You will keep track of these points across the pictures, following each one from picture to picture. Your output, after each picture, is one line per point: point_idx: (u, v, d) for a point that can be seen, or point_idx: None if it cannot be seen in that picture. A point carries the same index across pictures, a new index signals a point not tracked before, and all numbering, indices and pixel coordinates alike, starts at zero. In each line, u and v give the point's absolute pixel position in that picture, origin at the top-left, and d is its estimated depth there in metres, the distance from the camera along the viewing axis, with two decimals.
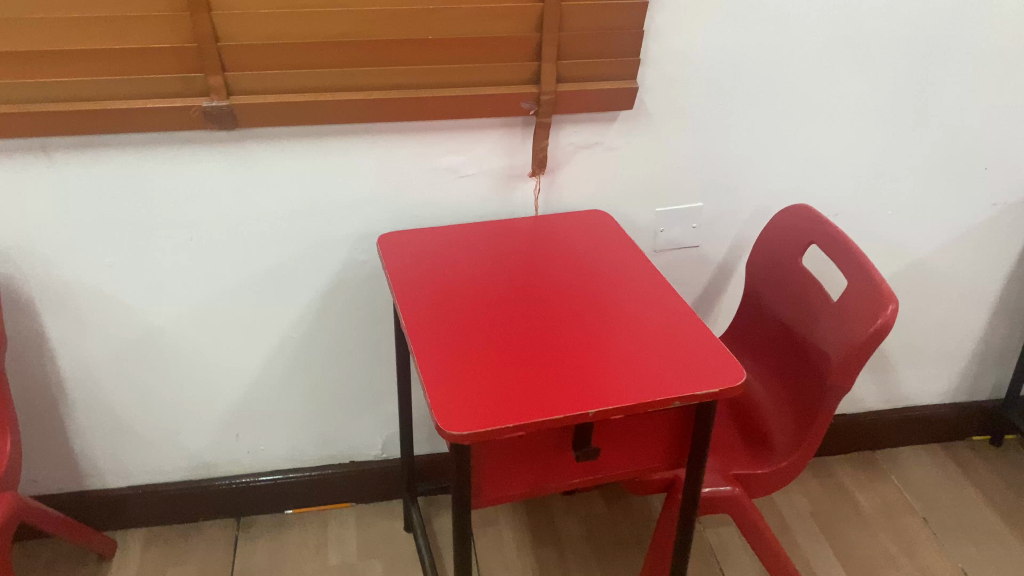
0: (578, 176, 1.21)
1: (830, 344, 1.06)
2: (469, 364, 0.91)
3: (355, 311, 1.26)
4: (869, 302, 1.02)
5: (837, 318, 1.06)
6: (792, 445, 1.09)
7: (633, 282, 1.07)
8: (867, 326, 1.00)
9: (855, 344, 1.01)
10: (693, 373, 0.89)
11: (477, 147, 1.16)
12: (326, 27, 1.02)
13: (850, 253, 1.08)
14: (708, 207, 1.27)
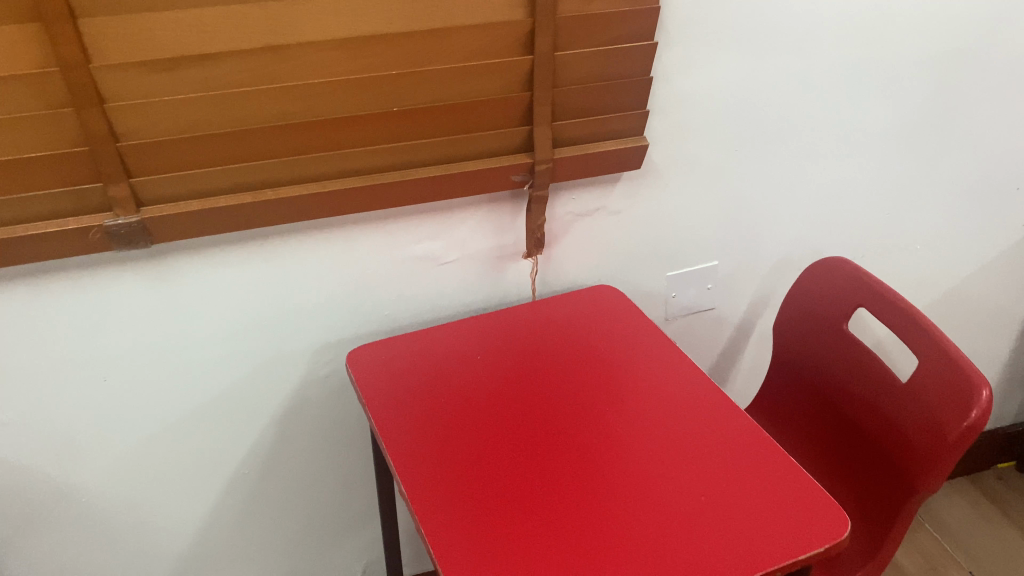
0: (579, 249, 1.01)
1: (904, 432, 0.90)
2: (494, 531, 0.71)
3: (320, 432, 1.04)
4: (951, 384, 0.86)
5: (911, 404, 0.89)
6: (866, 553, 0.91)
7: (672, 389, 0.88)
8: (958, 416, 0.83)
9: (941, 437, 0.84)
10: (783, 528, 0.71)
11: (458, 230, 0.95)
12: (259, 109, 0.79)
13: (915, 323, 0.92)
14: (726, 264, 1.09)
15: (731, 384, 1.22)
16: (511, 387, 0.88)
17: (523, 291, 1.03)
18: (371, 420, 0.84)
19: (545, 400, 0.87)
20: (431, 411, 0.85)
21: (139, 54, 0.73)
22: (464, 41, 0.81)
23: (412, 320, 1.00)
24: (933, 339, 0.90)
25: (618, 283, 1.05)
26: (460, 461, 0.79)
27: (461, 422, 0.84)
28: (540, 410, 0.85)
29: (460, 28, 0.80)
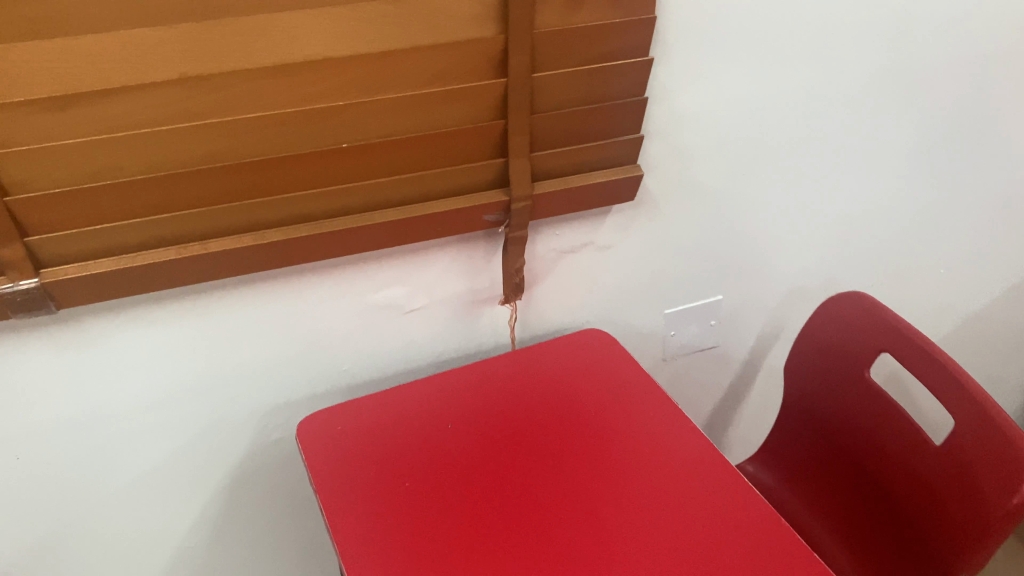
0: (565, 290, 0.88)
1: (943, 504, 0.78)
2: None
3: (276, 494, 0.93)
4: (996, 448, 0.74)
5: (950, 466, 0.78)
6: None
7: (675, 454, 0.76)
8: (1006, 487, 0.72)
9: (986, 511, 0.73)
10: None
11: (425, 275, 0.82)
12: (178, 150, 0.66)
13: (950, 374, 0.81)
14: (731, 298, 0.97)
15: (738, 424, 1.10)
16: (487, 457, 0.76)
17: (501, 337, 0.91)
18: (321, 503, 0.72)
19: (527, 474, 0.74)
20: (392, 490, 0.73)
21: (23, 91, 0.59)
22: (423, 65, 0.67)
23: (376, 373, 0.88)
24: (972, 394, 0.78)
25: (610, 323, 0.93)
26: (424, 560, 0.67)
27: (426, 505, 0.71)
28: (521, 486, 0.73)
29: (416, 49, 0.66)
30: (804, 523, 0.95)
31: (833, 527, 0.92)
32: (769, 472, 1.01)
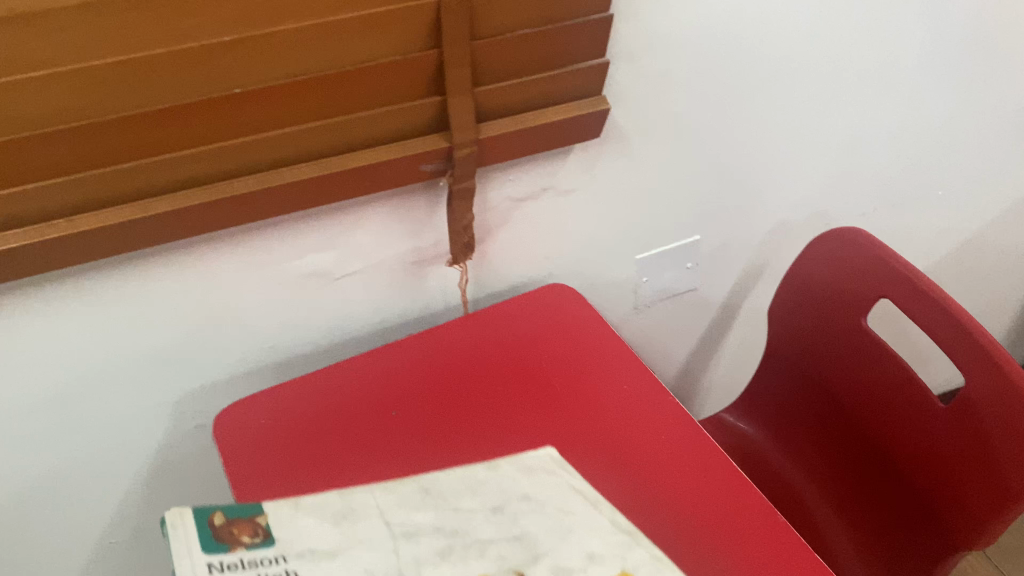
0: (524, 241, 0.77)
1: (953, 471, 0.70)
2: None
3: (204, 483, 0.82)
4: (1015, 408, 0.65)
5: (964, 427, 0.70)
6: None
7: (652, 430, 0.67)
8: None
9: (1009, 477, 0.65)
10: None
11: (358, 235, 0.70)
12: (22, 109, 0.51)
13: (958, 323, 0.71)
14: (711, 239, 0.86)
15: (716, 372, 1.00)
16: (438, 447, 0.65)
17: (451, 298, 0.79)
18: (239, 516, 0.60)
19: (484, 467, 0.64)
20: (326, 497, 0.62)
21: None
22: None
23: (310, 348, 0.77)
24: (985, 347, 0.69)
25: (574, 276, 0.82)
26: None
27: None
28: None
29: None
30: (788, 478, 0.87)
31: (822, 484, 0.85)
32: (749, 422, 0.93)
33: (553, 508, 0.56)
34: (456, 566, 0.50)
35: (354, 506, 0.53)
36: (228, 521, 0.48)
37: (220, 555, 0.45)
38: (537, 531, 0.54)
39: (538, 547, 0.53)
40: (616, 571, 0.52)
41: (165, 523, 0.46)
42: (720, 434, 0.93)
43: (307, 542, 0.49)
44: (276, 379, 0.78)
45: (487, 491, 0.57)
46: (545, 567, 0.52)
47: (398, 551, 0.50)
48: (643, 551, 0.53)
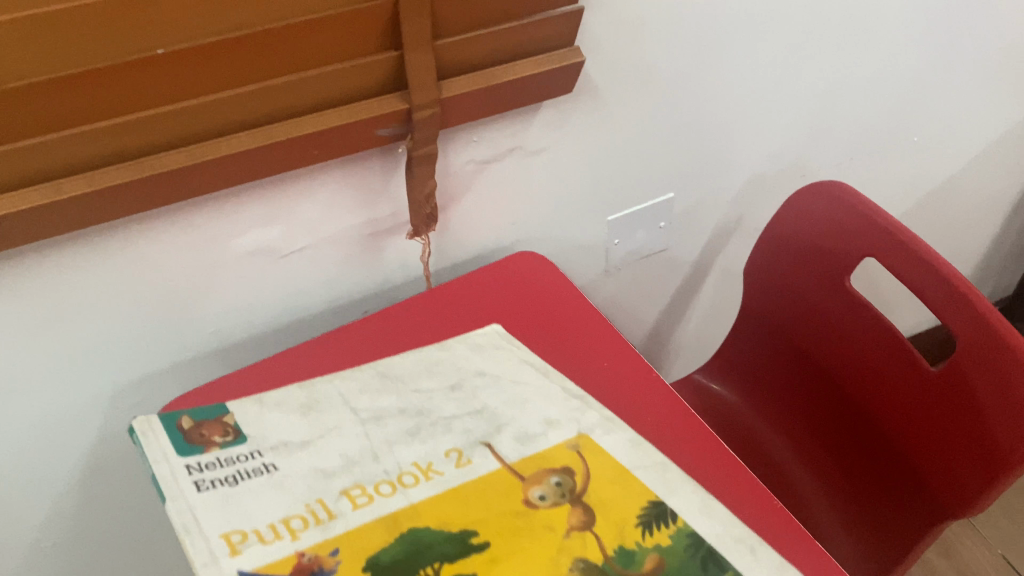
0: (487, 205, 0.71)
1: (943, 445, 0.68)
2: None
3: (147, 479, 0.75)
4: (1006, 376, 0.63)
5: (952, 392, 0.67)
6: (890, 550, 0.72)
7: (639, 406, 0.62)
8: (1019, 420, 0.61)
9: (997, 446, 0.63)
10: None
11: (306, 207, 0.63)
12: None
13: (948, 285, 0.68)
14: (684, 195, 0.81)
15: (687, 332, 0.96)
16: None
17: (410, 270, 0.73)
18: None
19: None
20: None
21: None
22: None
23: (257, 330, 0.70)
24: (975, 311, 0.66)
25: (541, 239, 0.76)
26: None
27: None
28: None
29: None
30: (771, 446, 0.85)
31: (807, 453, 0.82)
32: (732, 388, 0.90)
33: (509, 382, 0.59)
34: (425, 443, 0.53)
35: (319, 397, 0.55)
36: (196, 425, 0.51)
37: (195, 458, 0.48)
38: (498, 404, 0.57)
39: (501, 419, 0.55)
40: (574, 434, 0.55)
41: (135, 432, 0.49)
42: (701, 401, 0.90)
43: (280, 438, 0.52)
44: (220, 366, 0.71)
45: (444, 372, 0.59)
46: (509, 435, 0.54)
47: (368, 434, 0.53)
48: (596, 412, 0.56)
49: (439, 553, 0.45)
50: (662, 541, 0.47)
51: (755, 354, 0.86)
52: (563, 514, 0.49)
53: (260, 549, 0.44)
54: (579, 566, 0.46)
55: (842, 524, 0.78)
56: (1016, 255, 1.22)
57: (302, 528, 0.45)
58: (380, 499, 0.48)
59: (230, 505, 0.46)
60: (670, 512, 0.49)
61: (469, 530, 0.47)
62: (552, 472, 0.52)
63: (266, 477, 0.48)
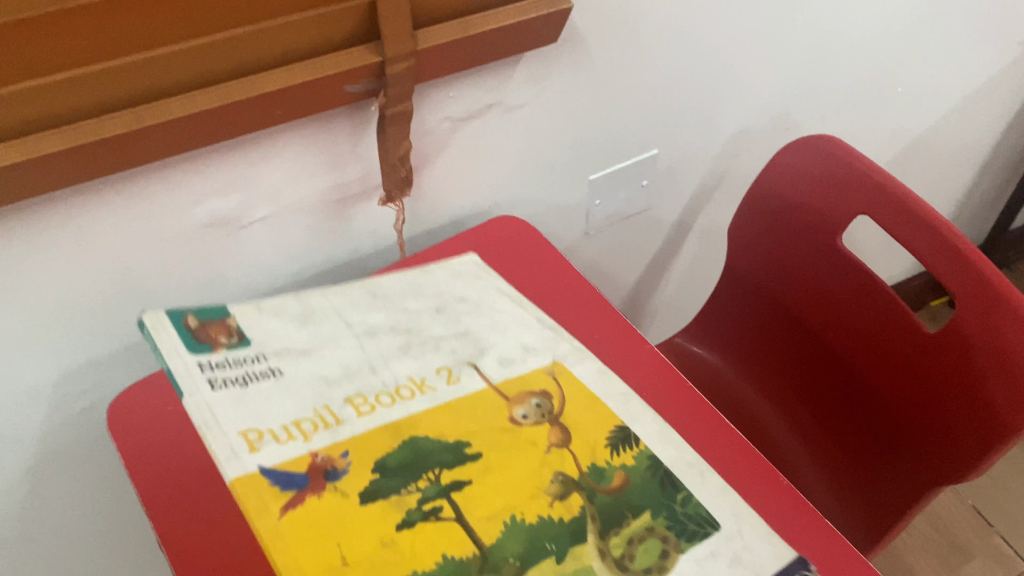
0: (464, 166, 0.66)
1: (936, 408, 0.66)
2: None
3: (101, 469, 0.69)
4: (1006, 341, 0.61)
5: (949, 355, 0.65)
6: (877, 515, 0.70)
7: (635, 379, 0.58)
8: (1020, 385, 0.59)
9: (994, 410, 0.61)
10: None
11: (269, 173, 0.57)
12: None
13: (946, 244, 0.66)
14: (667, 151, 0.77)
15: (665, 294, 0.93)
16: None
17: (381, 238, 0.68)
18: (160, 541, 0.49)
19: None
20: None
21: None
22: None
23: None
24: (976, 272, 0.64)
25: (520, 201, 0.72)
26: None
27: None
28: None
29: None
30: (757, 413, 0.82)
31: (794, 420, 0.80)
32: (715, 352, 0.87)
33: (487, 308, 0.59)
34: (417, 359, 0.53)
35: (315, 311, 0.54)
36: (201, 324, 0.49)
37: (205, 357, 0.47)
38: (480, 328, 0.57)
39: (484, 342, 0.56)
40: (551, 361, 0.56)
41: (146, 326, 0.47)
42: (684, 365, 0.87)
43: (281, 343, 0.51)
44: None
45: (425, 293, 0.59)
46: (492, 359, 0.55)
47: (365, 348, 0.53)
48: (569, 344, 0.58)
49: (439, 462, 0.47)
50: (627, 463, 0.49)
51: (739, 314, 0.83)
52: (543, 433, 0.50)
53: (277, 449, 0.44)
54: (558, 480, 0.47)
55: (832, 492, 0.75)
56: (986, 205, 1.21)
57: (312, 433, 0.46)
58: (380, 410, 0.49)
59: (244, 404, 0.45)
60: (633, 437, 0.51)
61: (465, 442, 0.48)
62: (532, 395, 0.53)
63: (274, 381, 0.48)
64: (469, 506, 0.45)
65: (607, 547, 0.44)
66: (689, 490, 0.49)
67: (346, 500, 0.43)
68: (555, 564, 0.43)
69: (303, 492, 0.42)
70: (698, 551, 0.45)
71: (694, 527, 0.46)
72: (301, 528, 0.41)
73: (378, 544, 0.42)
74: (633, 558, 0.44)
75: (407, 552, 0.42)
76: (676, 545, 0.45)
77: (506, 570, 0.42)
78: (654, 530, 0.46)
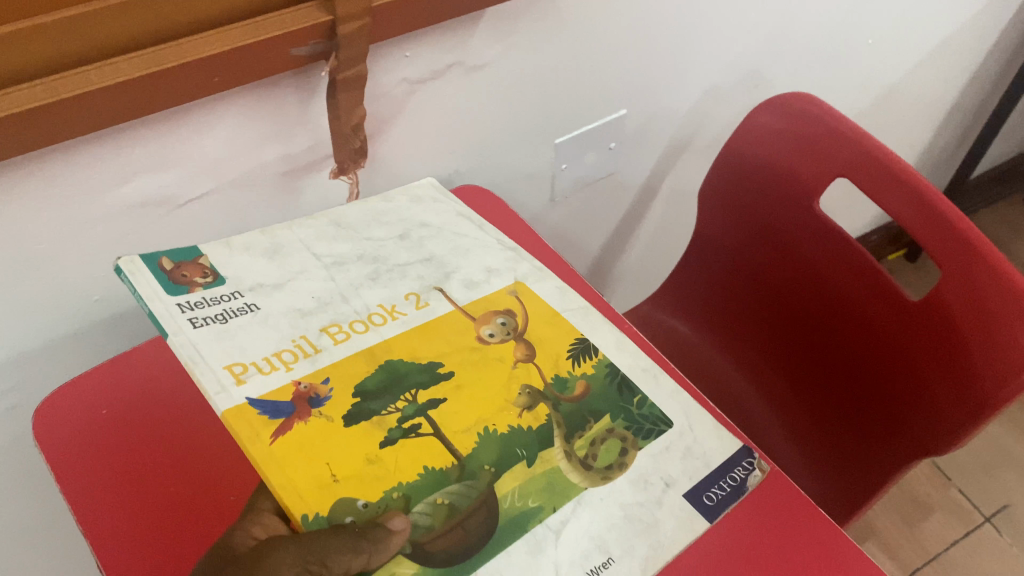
0: (422, 131, 0.60)
1: (915, 373, 0.63)
2: None
3: (33, 474, 0.63)
4: (984, 302, 0.58)
5: (927, 319, 0.62)
6: (857, 485, 0.68)
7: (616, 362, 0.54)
8: (998, 349, 0.56)
9: (972, 374, 0.58)
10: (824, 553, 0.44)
11: (207, 145, 0.51)
12: None
13: (925, 203, 0.63)
14: (636, 111, 0.72)
15: (630, 257, 0.90)
16: None
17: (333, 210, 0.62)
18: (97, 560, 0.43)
19: None
20: (213, 510, 0.45)
21: None
22: None
23: None
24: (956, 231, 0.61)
25: (482, 167, 0.67)
26: None
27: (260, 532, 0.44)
28: None
29: None
30: (730, 384, 0.80)
31: (768, 391, 0.78)
32: (686, 321, 0.85)
33: (450, 231, 0.55)
34: (387, 287, 0.49)
35: (282, 241, 0.51)
36: (177, 265, 0.46)
37: (184, 299, 0.44)
38: (446, 252, 0.53)
39: (446, 264, 0.52)
40: (512, 282, 0.52)
41: (120, 267, 0.43)
42: (654, 333, 0.85)
43: (250, 279, 0.47)
44: (112, 338, 0.59)
45: (388, 218, 0.55)
46: (457, 281, 0.51)
47: (333, 277, 0.49)
48: (529, 263, 0.54)
49: (414, 383, 0.44)
50: (587, 372, 0.47)
51: (713, 281, 0.81)
52: (510, 349, 0.47)
53: (264, 378, 0.41)
54: (525, 392, 0.45)
55: (808, 465, 0.74)
56: (943, 158, 1.20)
57: (293, 363, 0.43)
58: (356, 337, 0.45)
59: (228, 339, 0.42)
60: (593, 347, 0.49)
61: (438, 361, 0.45)
62: (498, 314, 0.49)
63: (252, 316, 0.45)
64: (447, 420, 0.43)
65: (571, 449, 0.43)
66: (643, 392, 0.47)
67: (332, 424, 0.40)
68: (527, 467, 0.42)
69: (290, 418, 0.40)
70: (654, 447, 0.44)
71: (649, 425, 0.45)
72: (293, 449, 0.38)
73: (364, 460, 0.39)
74: (595, 458, 0.43)
75: (393, 468, 0.40)
76: (634, 442, 0.44)
77: (483, 477, 0.40)
78: (614, 431, 0.44)
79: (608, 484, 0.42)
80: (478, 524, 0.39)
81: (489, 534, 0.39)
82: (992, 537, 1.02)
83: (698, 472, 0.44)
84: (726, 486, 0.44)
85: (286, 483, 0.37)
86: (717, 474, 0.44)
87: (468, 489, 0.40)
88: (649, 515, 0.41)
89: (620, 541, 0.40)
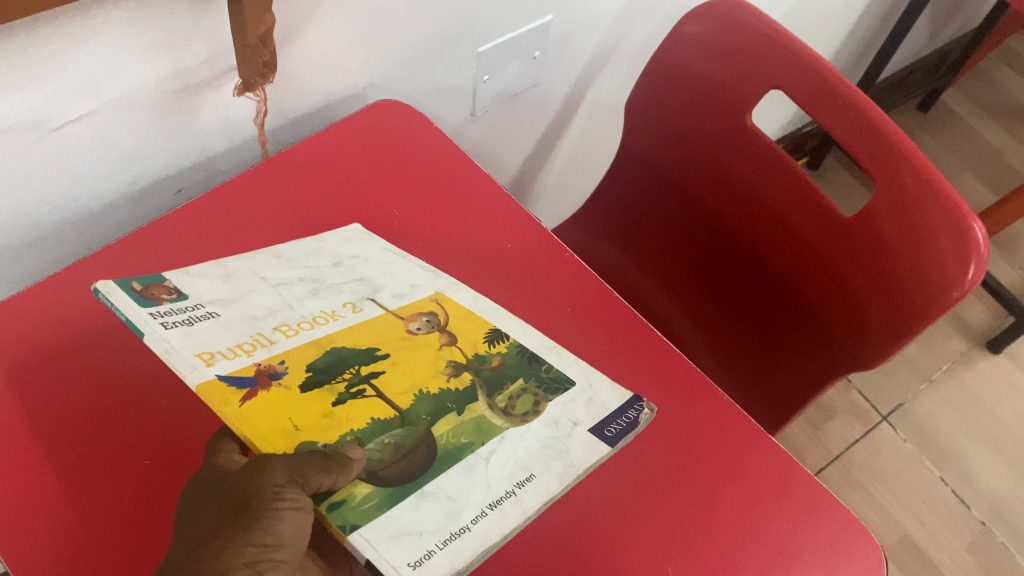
0: (335, 42, 0.54)
1: (833, 289, 0.63)
2: None
3: None
4: (905, 217, 0.57)
5: (847, 236, 0.61)
6: (780, 398, 0.70)
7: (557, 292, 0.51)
8: (917, 263, 0.56)
9: (890, 288, 0.58)
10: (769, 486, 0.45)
11: (85, 58, 0.43)
12: None
13: (856, 116, 0.60)
14: (564, 19, 0.68)
15: (548, 172, 0.87)
16: None
17: (235, 131, 0.55)
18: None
19: None
20: (125, 475, 0.40)
21: None
22: None
23: (35, 230, 0.50)
24: (886, 147, 0.59)
25: (399, 82, 0.61)
26: None
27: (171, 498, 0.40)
28: None
29: None
30: (667, 314, 0.81)
31: (702, 319, 0.78)
32: (612, 244, 0.84)
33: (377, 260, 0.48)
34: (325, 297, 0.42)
35: (232, 271, 0.42)
36: (144, 287, 0.36)
37: (156, 308, 0.35)
38: (378, 274, 0.47)
39: (376, 281, 0.46)
40: (432, 292, 0.47)
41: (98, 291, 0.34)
42: (591, 261, 0.84)
43: (203, 293, 0.39)
44: None
45: (318, 254, 0.47)
46: (388, 292, 0.45)
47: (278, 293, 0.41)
48: (446, 279, 0.49)
49: (356, 361, 0.38)
50: (500, 351, 0.44)
51: (641, 203, 0.79)
52: (433, 339, 0.42)
53: (230, 362, 0.34)
54: (451, 363, 0.42)
55: (744, 392, 0.74)
56: (847, 66, 1.21)
57: (254, 349, 0.36)
58: (307, 333, 0.39)
59: (196, 335, 0.34)
60: (502, 333, 0.46)
61: (375, 345, 0.40)
62: (421, 313, 0.44)
63: (215, 320, 0.36)
64: (388, 380, 0.39)
65: (493, 401, 0.41)
66: (550, 362, 0.45)
67: (291, 392, 0.35)
68: (457, 415, 0.39)
69: (256, 386, 0.33)
70: (562, 397, 0.43)
71: (555, 384, 0.44)
72: (261, 408, 0.33)
73: (319, 413, 0.35)
74: (514, 406, 0.41)
75: (347, 418, 0.35)
76: (544, 394, 0.43)
77: (421, 424, 0.37)
78: (526, 388, 0.42)
79: (524, 424, 0.40)
80: (420, 458, 0.36)
81: (430, 464, 0.36)
82: (888, 434, 1.18)
83: (598, 412, 0.43)
84: (622, 422, 0.43)
85: (253, 428, 0.32)
86: (615, 414, 0.43)
87: (410, 430, 0.37)
88: (561, 444, 0.40)
89: (538, 462, 0.39)
